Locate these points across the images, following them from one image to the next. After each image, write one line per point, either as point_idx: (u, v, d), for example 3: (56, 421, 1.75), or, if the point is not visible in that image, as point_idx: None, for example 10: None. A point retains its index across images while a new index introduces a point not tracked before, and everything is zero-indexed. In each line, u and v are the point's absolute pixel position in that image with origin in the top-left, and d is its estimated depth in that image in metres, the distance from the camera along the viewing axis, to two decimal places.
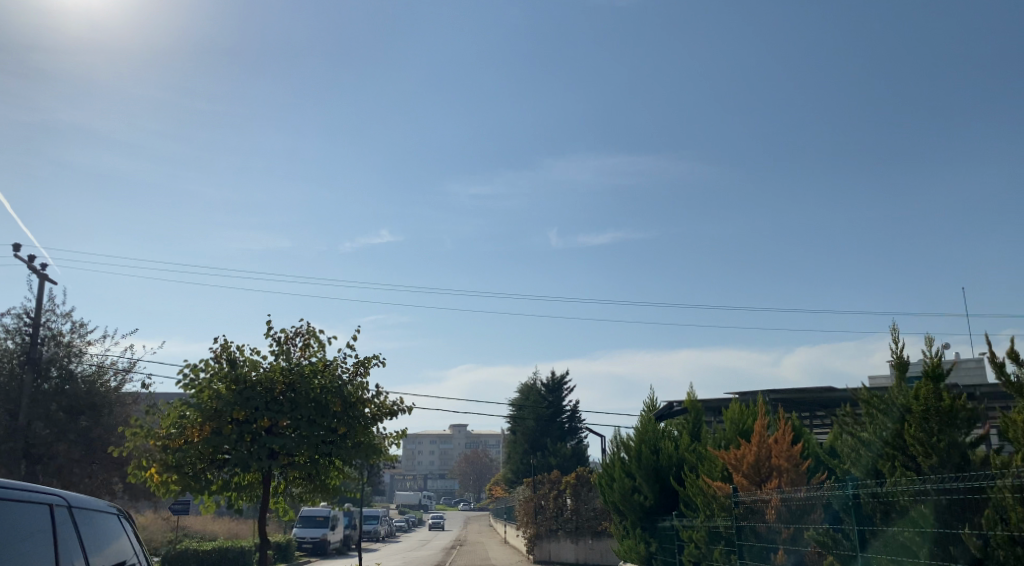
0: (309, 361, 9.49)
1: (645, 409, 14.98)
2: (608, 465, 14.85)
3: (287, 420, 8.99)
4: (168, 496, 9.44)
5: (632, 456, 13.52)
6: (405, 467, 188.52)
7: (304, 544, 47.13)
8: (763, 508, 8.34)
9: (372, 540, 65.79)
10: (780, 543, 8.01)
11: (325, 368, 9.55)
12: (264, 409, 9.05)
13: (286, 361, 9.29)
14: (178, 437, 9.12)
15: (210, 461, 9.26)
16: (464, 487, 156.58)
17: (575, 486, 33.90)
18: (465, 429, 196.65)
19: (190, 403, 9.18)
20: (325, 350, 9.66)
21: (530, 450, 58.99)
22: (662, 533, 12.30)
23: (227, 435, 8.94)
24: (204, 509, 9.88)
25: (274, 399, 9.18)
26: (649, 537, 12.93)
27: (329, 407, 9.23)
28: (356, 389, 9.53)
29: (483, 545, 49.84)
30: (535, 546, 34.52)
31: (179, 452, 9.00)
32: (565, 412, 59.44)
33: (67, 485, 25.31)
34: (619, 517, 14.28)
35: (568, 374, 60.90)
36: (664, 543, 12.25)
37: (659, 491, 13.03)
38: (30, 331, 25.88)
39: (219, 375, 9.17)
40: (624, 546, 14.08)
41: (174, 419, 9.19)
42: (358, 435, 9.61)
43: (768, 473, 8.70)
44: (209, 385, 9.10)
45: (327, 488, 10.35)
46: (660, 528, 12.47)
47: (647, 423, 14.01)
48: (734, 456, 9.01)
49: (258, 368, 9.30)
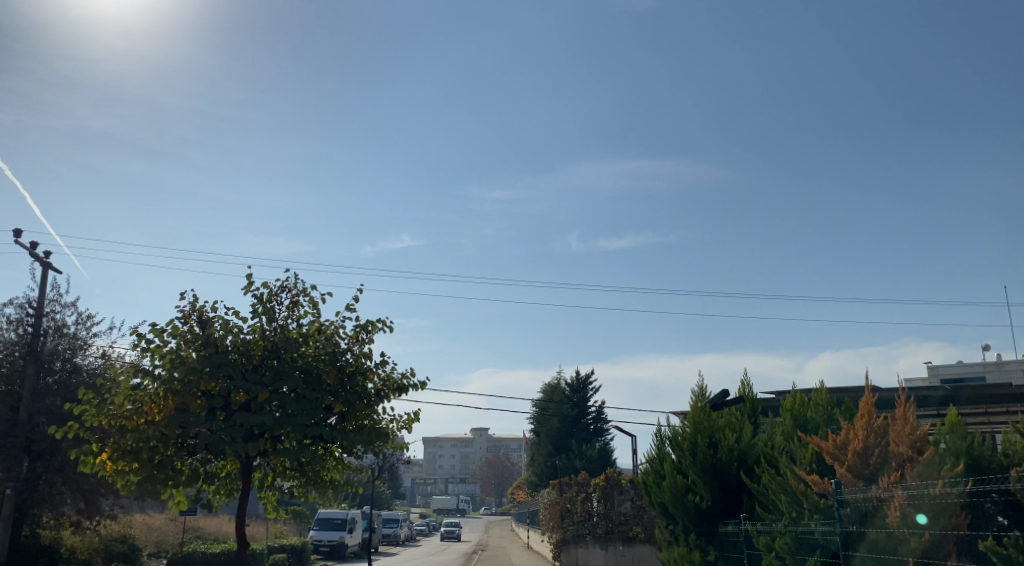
0: (296, 324, 7.66)
1: (697, 398, 13.07)
2: (653, 461, 12.97)
3: (268, 394, 7.18)
4: (127, 490, 7.64)
5: (684, 449, 11.59)
6: (427, 471, 187.35)
7: (320, 547, 45.60)
8: (881, 509, 6.47)
9: (391, 545, 64.06)
10: (907, 554, 6.13)
11: (317, 333, 7.73)
12: (240, 380, 7.23)
13: (269, 323, 7.47)
14: (136, 415, 7.35)
15: (179, 446, 7.49)
16: (486, 491, 154.63)
17: (605, 489, 31.71)
18: (487, 432, 194.61)
19: (151, 373, 7.37)
20: (318, 312, 7.85)
21: (555, 452, 57.06)
22: (726, 541, 10.37)
23: (195, 412, 7.15)
24: (173, 506, 8.08)
25: (252, 369, 7.37)
26: (705, 544, 11.00)
27: (322, 379, 7.45)
28: (356, 359, 7.74)
29: (505, 550, 47.99)
30: (563, 552, 32.83)
31: (136, 435, 7.22)
32: (589, 413, 57.57)
33: (69, 485, 23.85)
34: (667, 521, 12.38)
35: (593, 373, 58.90)
36: (728, 552, 10.34)
37: (717, 490, 11.15)
38: (31, 321, 24.31)
39: (185, 340, 7.36)
40: (671, 555, 12.17)
41: (130, 395, 7.39)
42: (358, 416, 7.82)
43: (880, 464, 6.84)
44: (173, 351, 7.28)
45: (324, 482, 8.59)
46: (722, 534, 10.56)
47: (701, 412, 12.10)
48: (836, 444, 7.13)
49: (235, 333, 7.46)
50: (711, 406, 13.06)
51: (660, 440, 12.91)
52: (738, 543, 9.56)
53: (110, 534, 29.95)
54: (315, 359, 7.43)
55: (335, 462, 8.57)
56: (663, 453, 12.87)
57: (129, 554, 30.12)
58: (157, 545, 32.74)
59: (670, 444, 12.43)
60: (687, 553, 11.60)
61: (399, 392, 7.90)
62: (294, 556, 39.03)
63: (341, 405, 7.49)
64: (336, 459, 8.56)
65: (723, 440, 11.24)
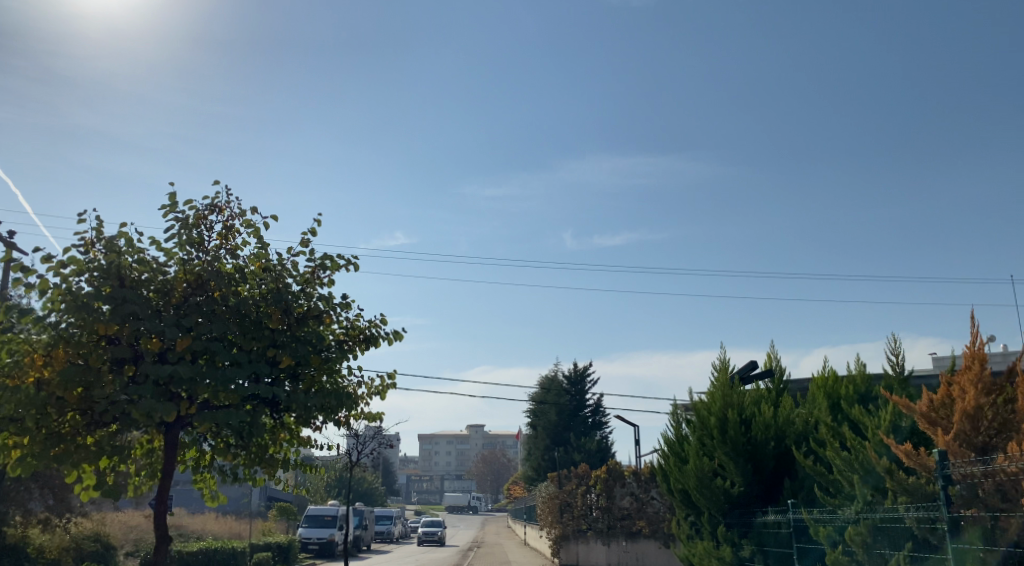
0: (231, 256, 5.92)
1: (722, 370, 11.39)
2: (671, 442, 11.34)
3: (189, 341, 5.44)
4: (11, 470, 5.91)
5: (711, 426, 9.93)
6: (422, 468, 186.11)
7: (309, 545, 43.96)
8: (1010, 487, 4.81)
9: (384, 542, 62.21)
10: None
11: (260, 268, 6.01)
12: (154, 323, 5.47)
13: (196, 253, 5.73)
14: (20, 372, 5.61)
15: (74, 409, 5.77)
16: (481, 487, 153.16)
17: (606, 482, 30.09)
18: (483, 428, 192.94)
19: (41, 317, 5.62)
20: (261, 242, 6.11)
21: (553, 446, 55.48)
22: (766, 534, 8.75)
23: (92, 364, 5.41)
24: (80, 491, 6.35)
25: (171, 310, 5.63)
26: (739, 536, 9.34)
27: (262, 325, 5.72)
28: (311, 300, 6.00)
29: (501, 547, 46.51)
30: (562, 548, 31.33)
31: (14, 395, 5.49)
32: (587, 406, 56.02)
33: None
34: (690, 509, 10.77)
35: (592, 365, 57.30)
36: (768, 546, 8.70)
37: (752, 475, 9.49)
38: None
39: (80, 272, 5.56)
40: (693, 551, 10.57)
41: (14, 345, 5.65)
42: (310, 375, 6.11)
43: (998, 428, 5.25)
44: (66, 288, 5.51)
45: (276, 456, 6.94)
46: (760, 526, 8.91)
47: (727, 384, 10.45)
48: (933, 404, 5.49)
49: (152, 265, 5.70)
50: (739, 379, 11.38)
51: (680, 419, 11.25)
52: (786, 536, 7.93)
53: (81, 532, 28.10)
54: (252, 299, 5.69)
55: (292, 432, 6.91)
56: (684, 433, 11.22)
57: (102, 553, 28.32)
58: (135, 544, 30.94)
59: (692, 423, 10.77)
60: (714, 548, 9.98)
61: (366, 345, 6.20)
62: (280, 555, 37.30)
63: (287, 358, 5.77)
64: (291, 431, 6.87)
65: (757, 417, 9.61)
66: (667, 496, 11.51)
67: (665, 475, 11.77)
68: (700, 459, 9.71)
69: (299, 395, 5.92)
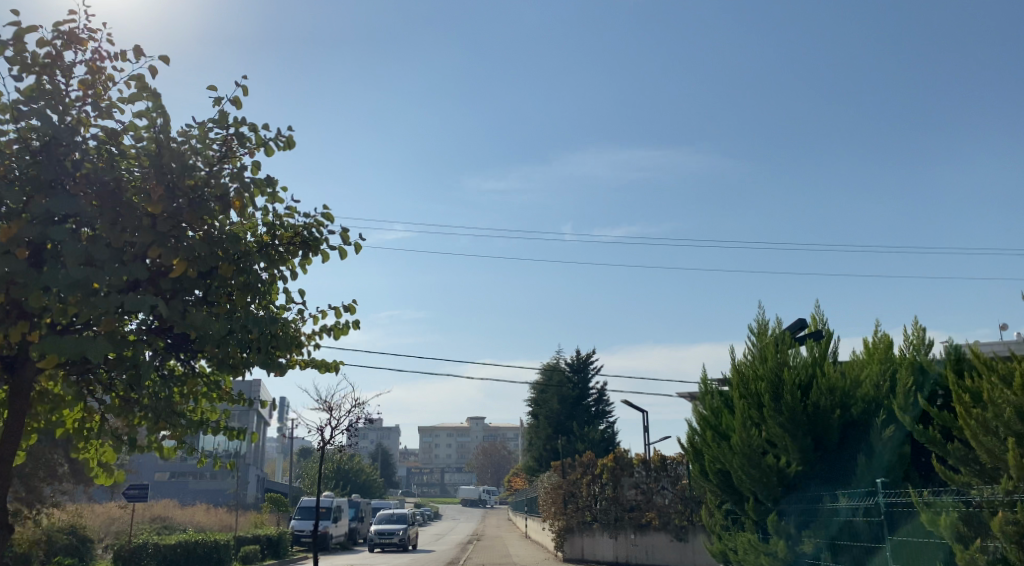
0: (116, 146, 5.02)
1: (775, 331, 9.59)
2: (710, 414, 9.57)
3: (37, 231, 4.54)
4: None
5: (760, 393, 8.21)
6: (423, 461, 184.95)
7: (302, 538, 42.31)
8: None
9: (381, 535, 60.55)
10: None
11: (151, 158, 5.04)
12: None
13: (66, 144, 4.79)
14: None
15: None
16: (482, 481, 151.81)
17: (613, 470, 27.95)
18: (483, 420, 191.05)
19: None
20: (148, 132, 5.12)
21: (555, 435, 53.75)
22: (839, 523, 7.01)
23: None
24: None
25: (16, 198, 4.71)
26: (799, 526, 7.59)
27: (138, 209, 4.78)
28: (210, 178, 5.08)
29: (501, 540, 44.85)
30: (566, 541, 29.80)
31: None
32: (591, 395, 54.31)
33: None
34: (731, 494, 9.00)
35: (595, 351, 55.48)
36: (842, 538, 6.98)
37: (815, 452, 7.70)
38: None
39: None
40: (734, 546, 8.82)
41: None
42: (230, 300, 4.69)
43: None
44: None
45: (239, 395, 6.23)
46: (828, 512, 7.18)
47: (781, 343, 8.71)
48: None
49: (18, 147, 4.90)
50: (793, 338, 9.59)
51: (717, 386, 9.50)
52: (884, 526, 6.31)
53: (54, 525, 26.14)
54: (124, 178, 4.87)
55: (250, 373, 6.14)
56: (723, 403, 9.47)
57: (77, 547, 26.55)
58: (114, 536, 28.99)
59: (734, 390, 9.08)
60: (759, 542, 8.23)
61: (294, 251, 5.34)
62: (271, 548, 35.48)
63: (166, 257, 4.66)
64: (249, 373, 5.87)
65: (819, 378, 7.87)
66: (701, 480, 9.75)
67: (699, 457, 9.99)
68: (746, 432, 7.97)
69: (192, 318, 4.22)
